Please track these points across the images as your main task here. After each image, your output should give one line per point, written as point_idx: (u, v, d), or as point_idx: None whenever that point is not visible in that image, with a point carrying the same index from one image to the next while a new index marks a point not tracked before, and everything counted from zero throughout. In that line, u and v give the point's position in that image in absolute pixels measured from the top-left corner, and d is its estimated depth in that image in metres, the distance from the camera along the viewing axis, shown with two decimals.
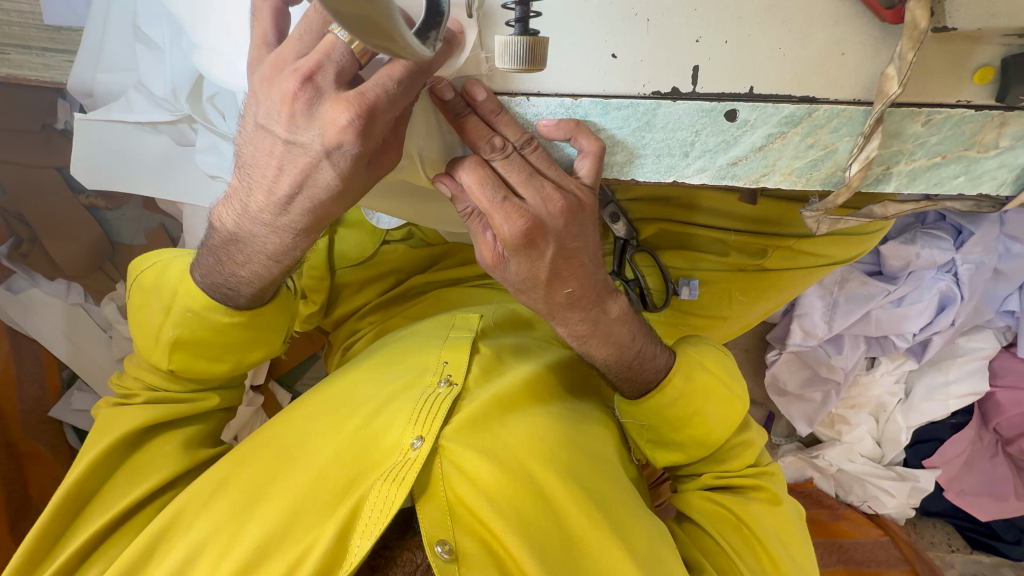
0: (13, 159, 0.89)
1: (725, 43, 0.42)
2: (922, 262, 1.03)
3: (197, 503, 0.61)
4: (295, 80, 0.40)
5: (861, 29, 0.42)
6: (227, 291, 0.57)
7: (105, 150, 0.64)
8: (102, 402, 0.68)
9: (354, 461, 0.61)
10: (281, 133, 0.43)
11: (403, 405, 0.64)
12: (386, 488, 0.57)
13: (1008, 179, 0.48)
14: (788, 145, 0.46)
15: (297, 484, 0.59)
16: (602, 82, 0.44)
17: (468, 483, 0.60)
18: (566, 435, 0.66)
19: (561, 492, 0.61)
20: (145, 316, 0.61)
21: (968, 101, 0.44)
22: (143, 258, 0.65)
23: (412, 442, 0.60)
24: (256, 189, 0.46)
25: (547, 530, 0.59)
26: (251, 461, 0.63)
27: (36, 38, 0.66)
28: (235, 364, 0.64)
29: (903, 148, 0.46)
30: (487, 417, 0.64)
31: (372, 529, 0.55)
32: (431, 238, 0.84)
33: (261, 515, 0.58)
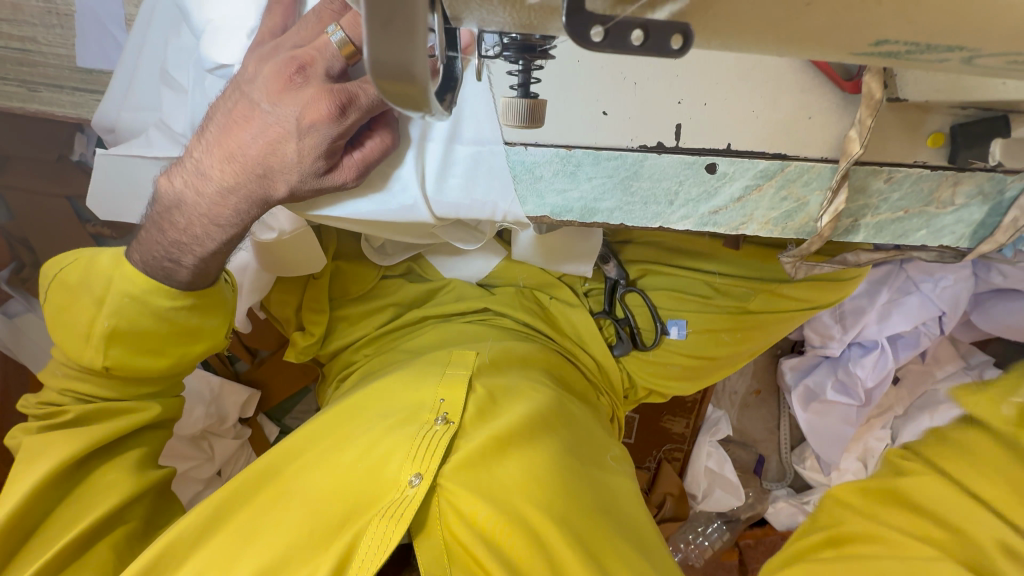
0: (28, 188, 0.93)
1: (704, 105, 0.47)
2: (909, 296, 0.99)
3: (188, 539, 0.60)
4: (291, 66, 0.49)
5: (824, 97, 0.46)
6: (167, 267, 0.60)
7: (117, 181, 0.66)
8: (18, 431, 0.65)
9: (351, 495, 0.61)
10: (264, 102, 0.50)
11: (400, 440, 0.64)
12: (383, 525, 0.57)
13: (965, 233, 0.53)
14: (765, 198, 0.50)
15: (292, 521, 0.60)
16: (593, 135, 0.47)
17: (464, 522, 0.61)
18: (559, 472, 0.66)
19: (555, 535, 0.60)
20: (74, 315, 0.61)
21: (924, 162, 0.49)
22: (54, 260, 0.64)
23: (410, 479, 0.61)
24: (221, 151, 0.53)
25: (537, 574, 0.58)
26: (247, 500, 0.63)
27: (68, 78, 0.70)
28: (177, 358, 0.65)
29: (868, 203, 0.51)
30: (482, 456, 0.65)
31: (366, 566, 0.55)
32: (429, 273, 0.89)
33: (256, 549, 0.58)
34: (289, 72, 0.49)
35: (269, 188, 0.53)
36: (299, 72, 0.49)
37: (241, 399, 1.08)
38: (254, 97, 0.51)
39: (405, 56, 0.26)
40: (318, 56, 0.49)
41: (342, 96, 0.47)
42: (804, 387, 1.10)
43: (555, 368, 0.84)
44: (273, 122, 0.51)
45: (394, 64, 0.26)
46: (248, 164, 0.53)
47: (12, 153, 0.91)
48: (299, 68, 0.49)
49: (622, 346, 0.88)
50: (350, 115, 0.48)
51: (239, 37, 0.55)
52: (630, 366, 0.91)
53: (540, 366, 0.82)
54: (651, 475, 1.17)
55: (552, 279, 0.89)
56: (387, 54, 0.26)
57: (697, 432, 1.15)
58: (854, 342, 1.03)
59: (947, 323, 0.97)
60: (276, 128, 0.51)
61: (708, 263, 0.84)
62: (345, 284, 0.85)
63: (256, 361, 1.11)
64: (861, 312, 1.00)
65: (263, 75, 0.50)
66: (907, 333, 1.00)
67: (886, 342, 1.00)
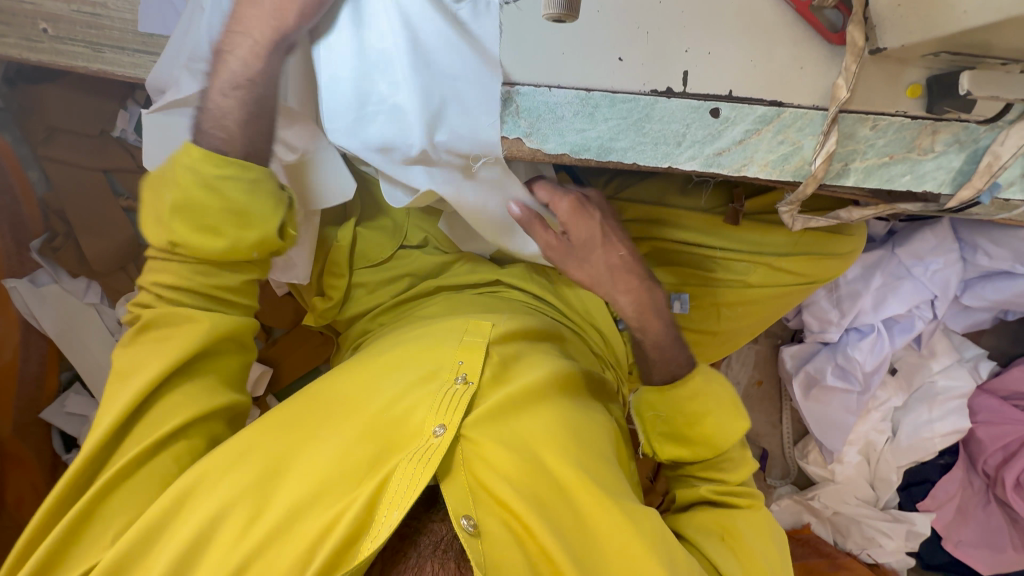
0: (68, 161, 0.98)
1: (708, 54, 0.53)
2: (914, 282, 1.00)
3: (219, 467, 0.61)
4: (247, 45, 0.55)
5: (815, 48, 0.53)
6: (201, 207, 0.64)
7: (163, 137, 0.71)
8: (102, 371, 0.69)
9: (380, 441, 0.64)
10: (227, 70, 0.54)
11: (423, 396, 0.68)
12: (412, 468, 0.61)
13: (946, 179, 0.58)
14: (764, 142, 0.55)
15: (322, 464, 0.62)
16: (610, 79, 0.54)
17: (489, 468, 0.64)
18: (578, 429, 0.71)
19: (575, 480, 0.65)
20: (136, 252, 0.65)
21: (905, 112, 0.55)
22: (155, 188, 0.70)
23: (435, 429, 0.64)
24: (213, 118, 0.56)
25: (558, 511, 0.64)
26: (265, 442, 0.64)
27: (131, 40, 0.76)
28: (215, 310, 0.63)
29: (857, 148, 0.56)
30: (502, 411, 0.68)
31: (399, 501, 0.59)
32: (444, 245, 0.93)
33: (288, 488, 0.61)
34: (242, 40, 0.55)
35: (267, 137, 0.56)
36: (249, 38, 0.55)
37: (253, 375, 1.09)
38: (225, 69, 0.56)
39: None
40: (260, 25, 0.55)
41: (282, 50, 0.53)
42: (804, 374, 1.12)
43: (565, 341, 0.87)
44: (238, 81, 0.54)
45: None
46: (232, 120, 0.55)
47: (59, 125, 0.97)
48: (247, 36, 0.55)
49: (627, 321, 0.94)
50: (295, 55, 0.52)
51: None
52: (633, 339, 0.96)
53: (554, 340, 0.85)
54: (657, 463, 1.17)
55: None
56: None
57: None
58: (851, 327, 1.06)
59: (939, 305, 1.01)
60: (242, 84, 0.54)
61: (709, 237, 0.87)
62: (366, 251, 0.91)
63: (269, 340, 1.15)
64: (856, 295, 1.03)
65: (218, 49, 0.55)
66: (901, 317, 1.03)
67: (882, 326, 1.04)
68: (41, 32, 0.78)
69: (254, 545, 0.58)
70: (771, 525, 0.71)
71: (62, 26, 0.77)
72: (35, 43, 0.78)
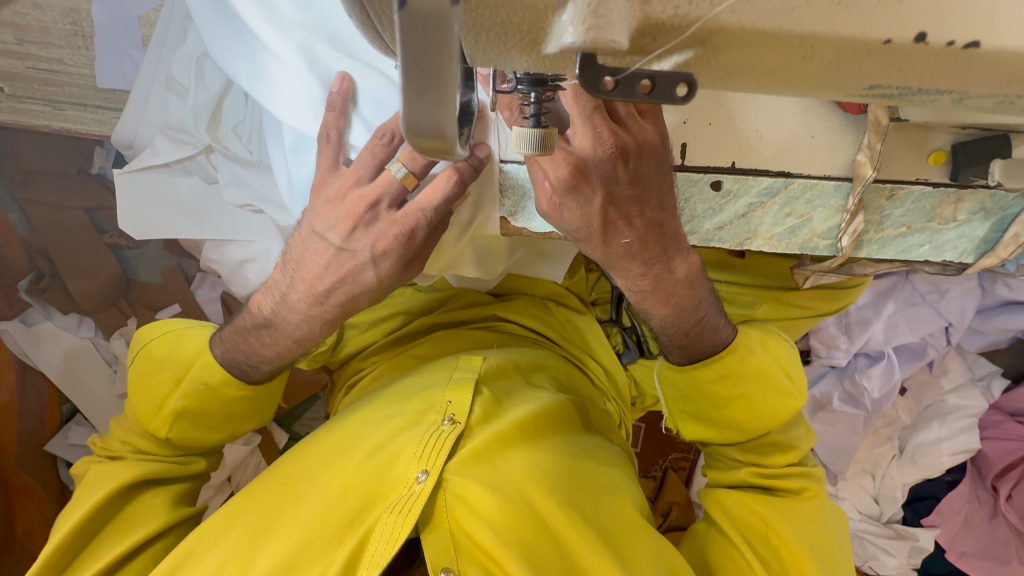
0: (47, 201, 0.96)
1: (709, 125, 0.48)
2: (928, 309, 0.96)
3: (208, 540, 0.64)
4: (360, 205, 0.49)
5: (827, 116, 0.48)
6: (245, 366, 0.62)
7: (143, 195, 0.68)
8: (83, 462, 0.71)
9: (361, 493, 0.63)
10: (335, 241, 0.50)
11: (409, 441, 0.66)
12: (393, 519, 0.59)
13: (968, 248, 0.54)
14: (771, 216, 0.51)
15: (306, 518, 0.62)
16: None
17: (472, 514, 0.62)
18: (563, 466, 0.69)
19: (562, 522, 0.63)
20: (151, 385, 0.63)
21: (927, 179, 0.50)
22: (148, 327, 0.67)
23: (418, 475, 0.63)
24: (300, 284, 0.54)
25: (546, 561, 0.61)
26: (260, 493, 0.68)
27: (93, 97, 0.73)
28: (231, 433, 0.66)
29: (872, 219, 0.52)
30: (487, 452, 0.67)
31: (378, 559, 0.57)
32: (440, 284, 0.90)
33: (272, 547, 0.61)
34: (358, 213, 0.49)
35: (342, 304, 0.55)
36: (370, 212, 0.49)
37: None
38: (327, 239, 0.51)
39: (438, 117, 0.25)
40: (382, 193, 0.49)
41: (407, 227, 0.49)
42: (810, 398, 1.09)
43: (562, 373, 0.86)
44: (347, 257, 0.51)
45: (426, 123, 0.25)
46: (325, 294, 0.54)
47: (36, 167, 0.94)
48: (369, 208, 0.49)
49: (629, 354, 0.89)
50: (417, 236, 0.50)
51: (225, 43, 0.53)
52: (636, 372, 0.93)
53: (547, 371, 0.84)
54: (657, 484, 1.18)
55: (560, 290, 0.90)
56: (422, 115, 0.25)
57: None
58: (861, 352, 1.02)
59: (952, 334, 0.98)
60: (352, 262, 0.51)
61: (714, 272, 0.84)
62: None
63: None
64: (867, 322, 0.98)
65: (332, 218, 0.50)
66: (913, 343, 1.00)
67: (891, 352, 1.00)
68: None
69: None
70: (825, 512, 0.67)
71: (20, 83, 0.74)
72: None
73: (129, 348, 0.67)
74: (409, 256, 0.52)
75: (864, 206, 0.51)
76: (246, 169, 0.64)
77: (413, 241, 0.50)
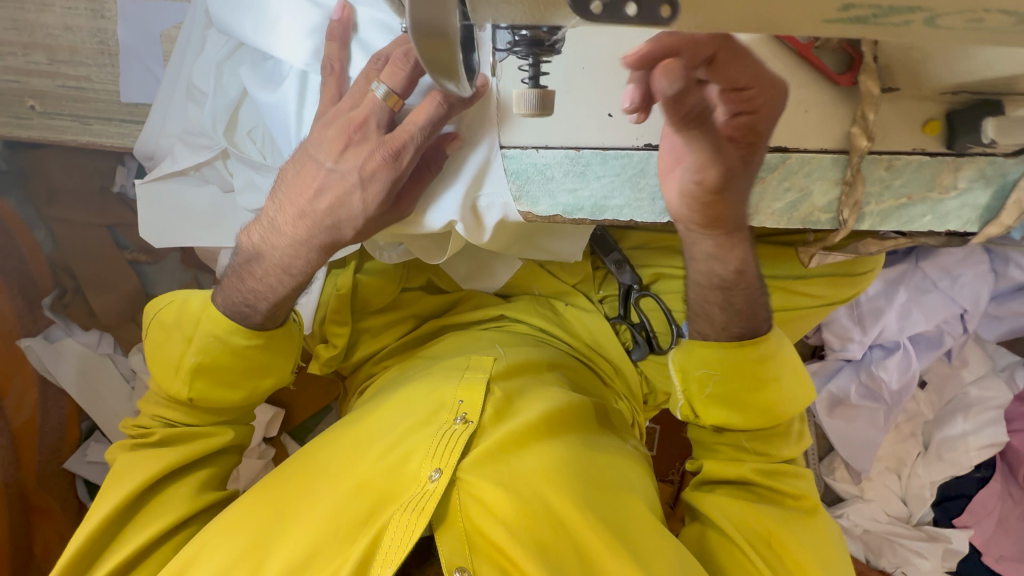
0: (72, 220, 1.00)
1: None
2: (942, 295, 0.95)
3: (219, 532, 0.64)
4: (350, 126, 0.52)
5: (820, 91, 0.49)
6: (244, 309, 0.62)
7: (164, 204, 0.71)
8: (112, 449, 0.72)
9: (374, 493, 0.63)
10: (327, 161, 0.53)
11: (421, 441, 0.66)
12: (407, 518, 0.59)
13: (972, 218, 0.54)
14: (771, 190, 0.52)
15: (319, 519, 0.62)
16: (600, 136, 0.50)
17: (486, 512, 0.62)
18: (576, 462, 0.68)
19: (576, 519, 0.63)
20: (166, 350, 0.65)
21: (923, 149, 0.51)
22: (156, 300, 0.69)
23: (431, 475, 0.63)
24: (291, 207, 0.56)
25: (560, 559, 0.60)
26: (271, 491, 0.68)
27: (117, 111, 0.77)
28: (250, 392, 0.67)
29: (871, 190, 0.52)
30: (500, 451, 0.66)
31: (393, 557, 0.57)
32: (447, 285, 0.91)
33: (286, 547, 0.61)
34: (348, 133, 0.52)
35: (338, 235, 0.56)
36: (358, 132, 0.52)
37: (267, 417, 1.10)
38: (318, 159, 0.54)
39: (438, 16, 0.27)
40: (371, 115, 0.52)
41: (394, 146, 0.51)
42: (827, 394, 1.06)
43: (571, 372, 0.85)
44: (337, 179, 0.54)
45: (426, 24, 0.27)
46: (316, 217, 0.55)
47: (61, 187, 0.99)
48: (357, 128, 0.52)
49: (639, 350, 0.89)
50: (403, 157, 0.52)
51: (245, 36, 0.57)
52: (647, 369, 0.91)
53: (558, 370, 0.83)
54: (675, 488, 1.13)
55: (565, 287, 0.90)
56: (423, 14, 0.27)
57: None
58: (875, 344, 1.02)
59: (968, 321, 0.97)
60: (341, 183, 0.54)
61: None
62: (366, 296, 0.87)
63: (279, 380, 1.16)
64: (879, 312, 0.98)
65: (324, 136, 0.53)
66: (929, 332, 0.99)
67: (907, 342, 0.99)
68: (29, 108, 0.78)
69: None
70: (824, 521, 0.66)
71: (48, 101, 0.78)
72: (25, 119, 0.79)
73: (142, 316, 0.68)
74: (398, 181, 0.53)
75: (862, 178, 0.52)
76: (260, 174, 0.67)
77: (400, 163, 0.52)
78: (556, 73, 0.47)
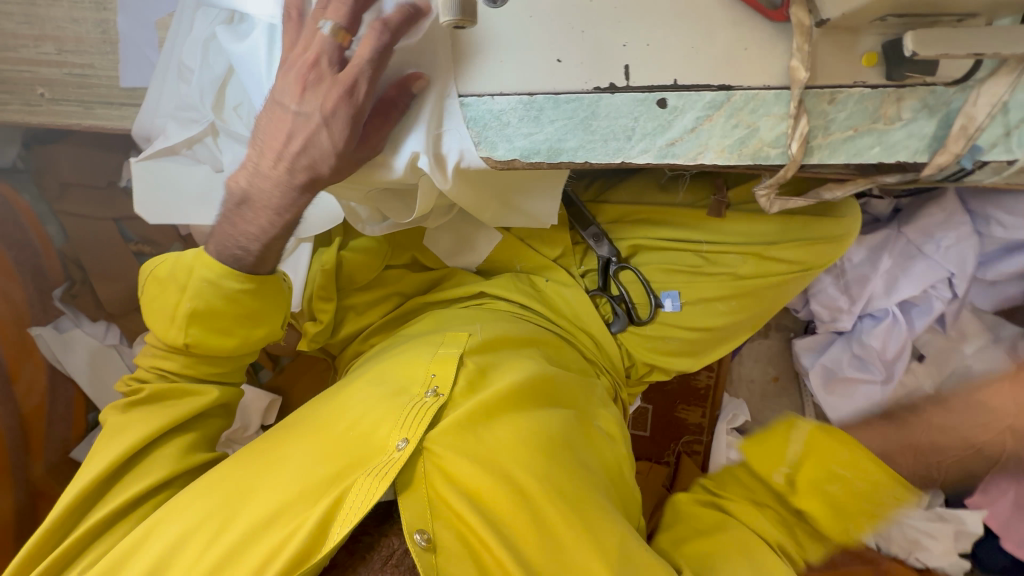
0: (82, 214, 1.06)
1: (647, 45, 0.53)
2: (925, 258, 0.95)
3: (184, 497, 0.64)
4: (304, 67, 0.56)
5: (757, 28, 0.52)
6: (236, 254, 0.67)
7: (160, 181, 0.76)
8: (109, 409, 0.73)
9: (342, 459, 0.64)
10: (291, 105, 0.57)
11: (391, 410, 0.67)
12: (370, 483, 0.61)
13: (921, 147, 0.55)
14: (717, 127, 0.54)
15: (286, 484, 0.62)
16: (553, 81, 0.54)
17: (450, 483, 0.64)
18: (543, 434, 0.68)
19: (538, 491, 0.64)
20: (162, 301, 0.69)
21: (864, 81, 0.53)
22: (151, 261, 0.73)
23: (398, 443, 0.64)
24: (268, 152, 0.60)
25: (517, 529, 0.62)
26: (240, 461, 0.67)
27: (117, 95, 0.83)
28: (243, 340, 0.71)
29: (818, 123, 0.54)
30: (468, 423, 0.67)
31: (351, 518, 0.59)
32: (431, 263, 0.94)
33: (253, 507, 0.61)
34: (304, 74, 0.56)
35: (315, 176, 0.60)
36: (312, 71, 0.56)
37: (263, 404, 1.12)
38: (283, 103, 0.58)
39: None
40: (320, 55, 0.56)
41: (348, 82, 0.55)
42: (820, 367, 1.06)
43: (549, 346, 0.85)
44: (303, 121, 0.58)
45: None
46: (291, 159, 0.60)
47: (72, 181, 1.06)
48: (311, 68, 0.56)
49: (618, 322, 0.90)
50: (359, 90, 0.55)
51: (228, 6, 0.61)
52: (625, 342, 0.92)
53: (537, 344, 0.83)
54: (671, 471, 1.12)
55: (546, 261, 0.93)
56: None
57: (715, 423, 1.12)
58: (864, 313, 1.01)
59: (958, 284, 0.94)
60: (308, 124, 0.58)
61: (695, 234, 0.85)
62: (351, 273, 0.90)
63: (277, 369, 1.19)
64: (865, 279, 0.98)
65: (285, 82, 0.57)
66: (918, 298, 0.98)
67: (897, 310, 0.98)
68: (39, 95, 0.85)
69: (209, 560, 0.58)
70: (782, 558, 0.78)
71: (56, 88, 0.84)
72: (34, 106, 0.85)
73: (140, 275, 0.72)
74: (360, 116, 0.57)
75: (807, 111, 0.53)
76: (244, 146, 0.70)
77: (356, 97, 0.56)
78: (512, 19, 0.54)
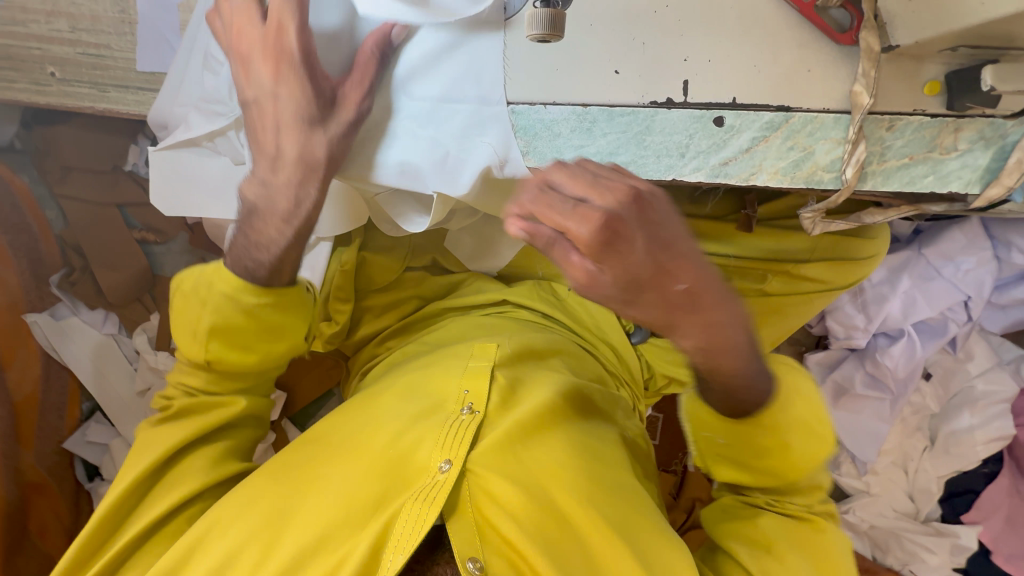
0: (85, 197, 1.02)
1: (709, 61, 0.51)
2: (943, 280, 0.95)
3: (229, 513, 0.61)
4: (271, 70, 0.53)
5: (821, 50, 0.50)
6: (249, 265, 0.58)
7: (175, 172, 0.73)
8: (141, 424, 0.71)
9: (383, 479, 0.61)
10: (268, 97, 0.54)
11: (429, 429, 0.65)
12: (418, 507, 0.58)
13: (973, 178, 0.54)
14: (773, 148, 0.53)
15: (329, 504, 0.60)
16: (608, 94, 0.52)
17: (496, 506, 0.61)
18: (582, 454, 0.67)
19: (584, 515, 0.62)
20: (180, 319, 0.60)
21: (924, 110, 0.51)
22: (178, 271, 0.64)
23: (441, 465, 0.61)
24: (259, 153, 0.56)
25: (570, 554, 0.60)
26: (278, 480, 0.64)
27: (133, 80, 0.79)
28: (265, 356, 0.62)
29: (873, 149, 0.53)
30: (509, 443, 0.65)
31: (404, 545, 0.56)
32: (453, 266, 0.93)
33: (296, 529, 0.59)
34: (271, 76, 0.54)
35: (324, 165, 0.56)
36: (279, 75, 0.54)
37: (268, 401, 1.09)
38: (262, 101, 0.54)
39: None
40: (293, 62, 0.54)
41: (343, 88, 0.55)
42: (832, 383, 1.07)
43: (575, 358, 0.83)
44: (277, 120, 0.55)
45: None
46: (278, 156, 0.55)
47: (75, 163, 1.01)
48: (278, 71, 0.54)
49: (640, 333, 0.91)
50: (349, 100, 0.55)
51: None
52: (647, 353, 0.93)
53: (561, 355, 0.81)
54: (678, 479, 1.13)
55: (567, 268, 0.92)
56: None
57: None
58: (879, 331, 1.01)
59: (973, 308, 0.97)
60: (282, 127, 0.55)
61: (726, 247, 0.83)
62: (370, 275, 0.89)
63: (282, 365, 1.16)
64: (883, 299, 0.98)
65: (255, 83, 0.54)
66: (932, 320, 0.99)
67: (911, 330, 0.99)
68: (49, 75, 0.81)
69: None
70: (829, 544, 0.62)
71: (67, 68, 0.80)
72: (43, 86, 0.81)
73: (172, 280, 0.63)
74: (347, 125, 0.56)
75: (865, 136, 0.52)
76: None
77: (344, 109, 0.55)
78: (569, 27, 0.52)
